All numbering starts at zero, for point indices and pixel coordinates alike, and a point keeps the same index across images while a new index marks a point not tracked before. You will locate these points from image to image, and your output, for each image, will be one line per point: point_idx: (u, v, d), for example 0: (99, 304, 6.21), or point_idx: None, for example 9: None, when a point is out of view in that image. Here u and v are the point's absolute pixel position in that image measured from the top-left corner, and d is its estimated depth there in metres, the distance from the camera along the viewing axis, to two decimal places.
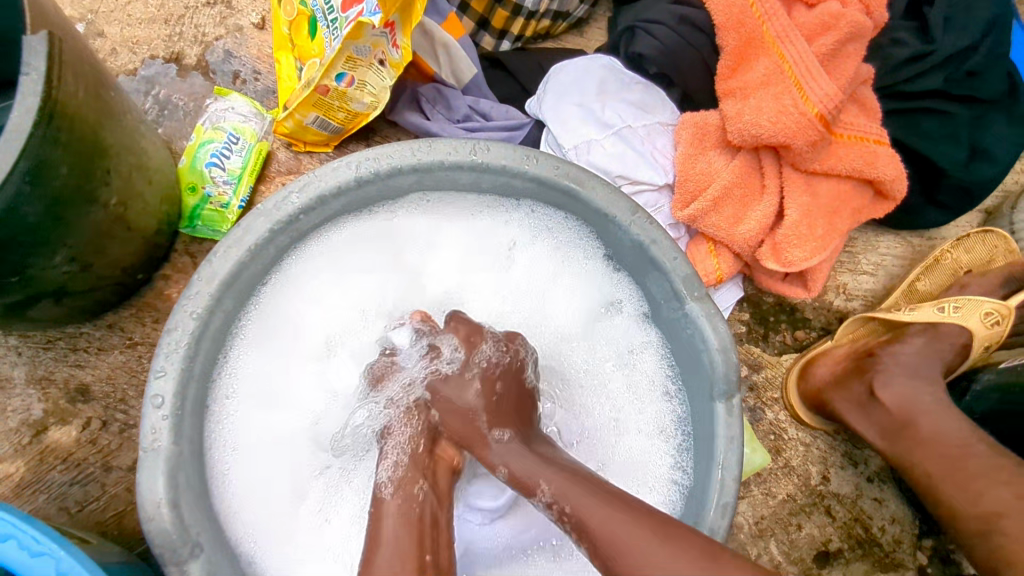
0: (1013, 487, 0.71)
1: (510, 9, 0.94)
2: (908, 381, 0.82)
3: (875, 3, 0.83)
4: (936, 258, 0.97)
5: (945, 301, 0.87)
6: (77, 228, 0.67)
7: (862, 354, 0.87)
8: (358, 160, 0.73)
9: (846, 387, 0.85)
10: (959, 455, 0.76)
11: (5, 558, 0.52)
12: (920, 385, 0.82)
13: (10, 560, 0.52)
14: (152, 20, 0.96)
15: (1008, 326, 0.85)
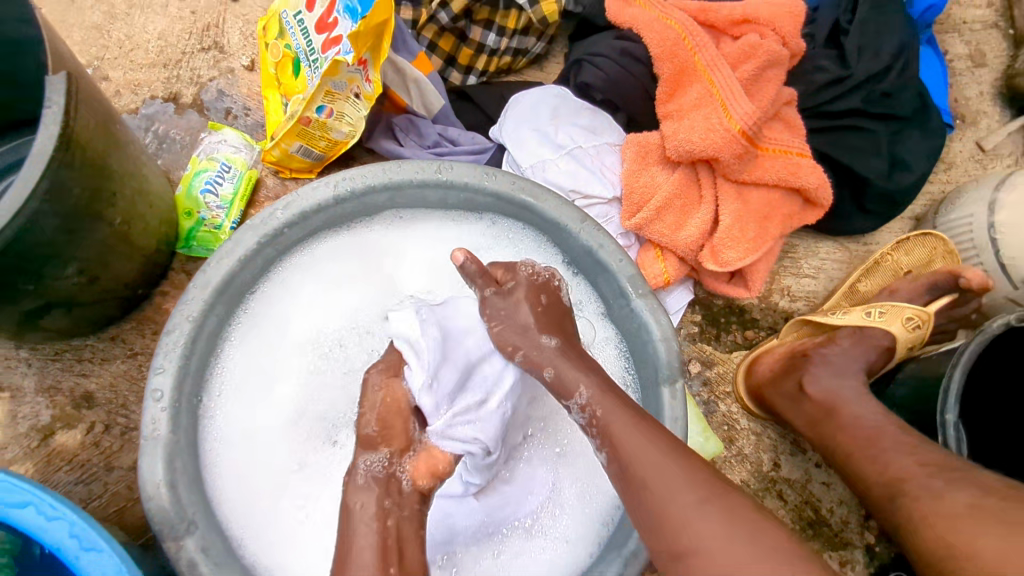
0: (917, 456, 0.73)
1: (473, 48, 1.06)
2: (833, 377, 0.88)
3: (790, 34, 0.94)
4: (876, 261, 1.06)
5: (872, 307, 0.92)
6: (86, 243, 0.76)
7: (796, 354, 0.93)
8: (334, 180, 0.82)
9: (779, 384, 0.91)
10: (874, 434, 0.80)
11: (25, 522, 0.61)
12: (846, 379, 0.88)
13: (29, 523, 0.61)
14: (152, 65, 1.06)
15: (927, 330, 0.91)
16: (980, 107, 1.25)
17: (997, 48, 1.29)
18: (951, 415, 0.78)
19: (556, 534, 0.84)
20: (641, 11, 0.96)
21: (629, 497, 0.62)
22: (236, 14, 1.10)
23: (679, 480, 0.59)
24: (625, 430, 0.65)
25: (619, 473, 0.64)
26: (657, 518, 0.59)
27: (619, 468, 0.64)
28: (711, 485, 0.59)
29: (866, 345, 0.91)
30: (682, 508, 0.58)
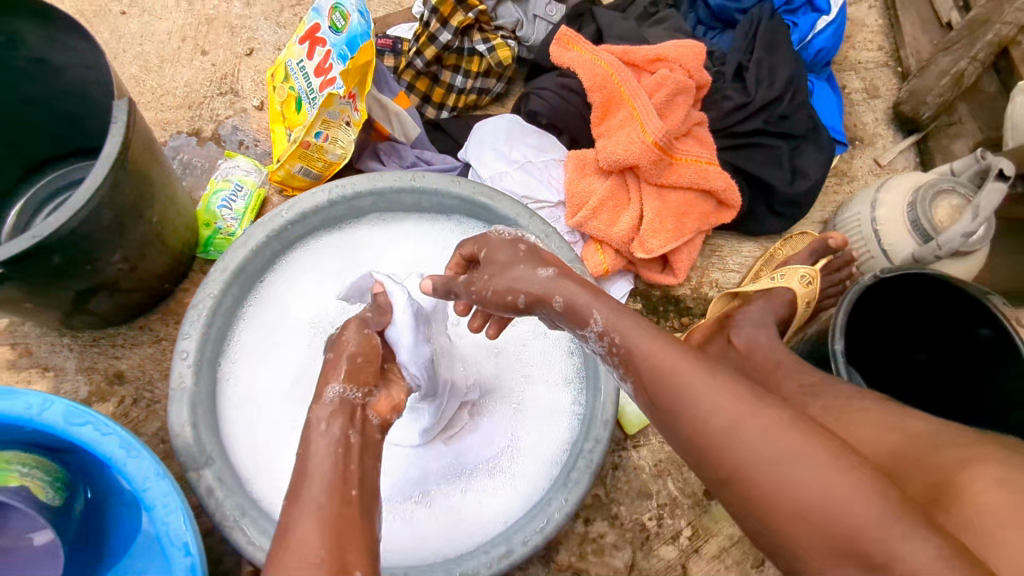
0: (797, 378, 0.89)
1: (444, 88, 1.28)
2: (752, 325, 1.01)
3: (694, 68, 1.17)
4: (772, 253, 1.25)
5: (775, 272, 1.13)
6: (130, 234, 0.95)
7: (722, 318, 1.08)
8: (329, 187, 1.03)
9: (712, 341, 1.04)
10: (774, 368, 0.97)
11: (83, 437, 0.79)
12: (762, 327, 1.01)
13: (86, 437, 0.79)
14: (179, 106, 1.29)
15: (818, 285, 1.10)
16: (875, 131, 1.48)
17: (888, 82, 1.53)
18: (839, 346, 0.97)
19: (513, 473, 1.03)
20: (577, 53, 1.19)
21: (659, 419, 0.67)
22: (249, 65, 1.33)
23: (714, 400, 0.61)
24: (655, 360, 0.67)
25: (646, 400, 0.68)
26: (690, 436, 0.62)
27: (646, 395, 0.68)
28: (746, 402, 0.61)
29: (775, 300, 1.08)
30: (719, 432, 0.60)
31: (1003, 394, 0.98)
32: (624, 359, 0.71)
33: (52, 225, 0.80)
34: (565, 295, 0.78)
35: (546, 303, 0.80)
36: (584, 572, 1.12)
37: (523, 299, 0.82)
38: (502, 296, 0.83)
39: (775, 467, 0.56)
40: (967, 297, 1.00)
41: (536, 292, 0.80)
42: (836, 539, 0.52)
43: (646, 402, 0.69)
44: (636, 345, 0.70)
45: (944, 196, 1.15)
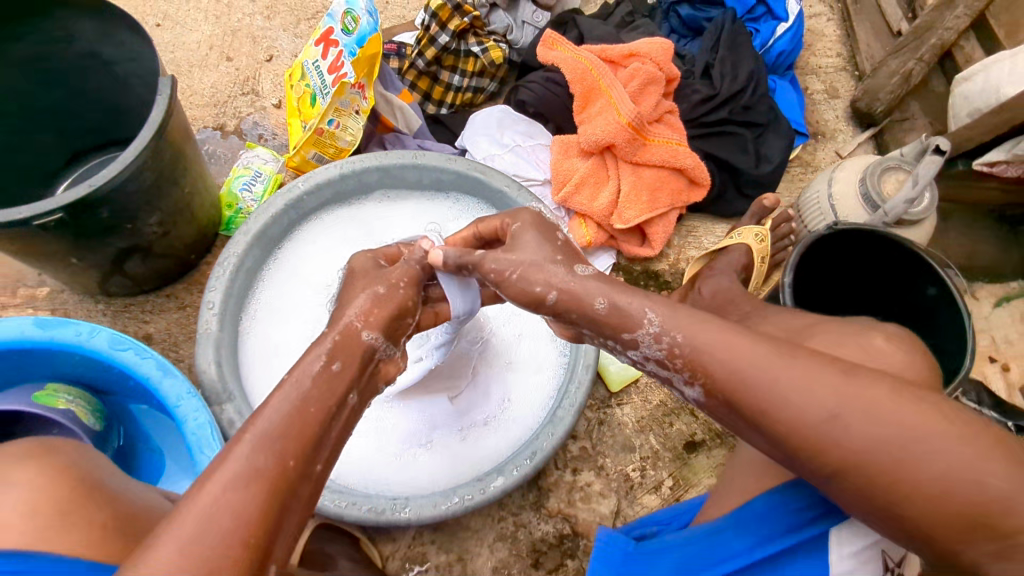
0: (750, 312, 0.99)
1: (443, 86, 1.44)
2: (717, 276, 1.18)
3: (663, 61, 1.32)
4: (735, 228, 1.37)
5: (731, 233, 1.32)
6: (166, 199, 1.08)
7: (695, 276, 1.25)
8: (340, 163, 1.16)
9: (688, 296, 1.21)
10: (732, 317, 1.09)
11: (125, 360, 0.89)
12: (725, 276, 1.17)
13: (127, 361, 0.89)
14: (206, 105, 1.44)
15: (768, 241, 1.30)
16: (836, 126, 1.63)
17: (847, 84, 1.68)
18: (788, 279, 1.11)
19: (507, 419, 1.12)
20: (560, 52, 1.34)
21: (742, 422, 0.61)
22: (269, 70, 1.49)
23: (806, 396, 0.56)
24: (734, 361, 0.59)
25: (725, 405, 0.61)
26: (790, 445, 0.57)
27: (723, 400, 0.61)
28: (840, 391, 0.56)
29: (735, 257, 1.26)
30: (816, 430, 0.55)
31: (944, 343, 1.09)
32: (690, 361, 0.62)
33: (106, 177, 0.93)
34: (611, 287, 0.68)
35: (581, 304, 0.68)
36: (572, 518, 1.18)
37: (553, 299, 0.70)
38: (529, 289, 0.71)
39: (893, 451, 0.53)
40: (913, 257, 1.12)
41: (574, 289, 0.69)
42: (958, 504, 0.52)
43: (727, 410, 0.61)
44: (704, 342, 0.61)
45: (890, 172, 1.28)
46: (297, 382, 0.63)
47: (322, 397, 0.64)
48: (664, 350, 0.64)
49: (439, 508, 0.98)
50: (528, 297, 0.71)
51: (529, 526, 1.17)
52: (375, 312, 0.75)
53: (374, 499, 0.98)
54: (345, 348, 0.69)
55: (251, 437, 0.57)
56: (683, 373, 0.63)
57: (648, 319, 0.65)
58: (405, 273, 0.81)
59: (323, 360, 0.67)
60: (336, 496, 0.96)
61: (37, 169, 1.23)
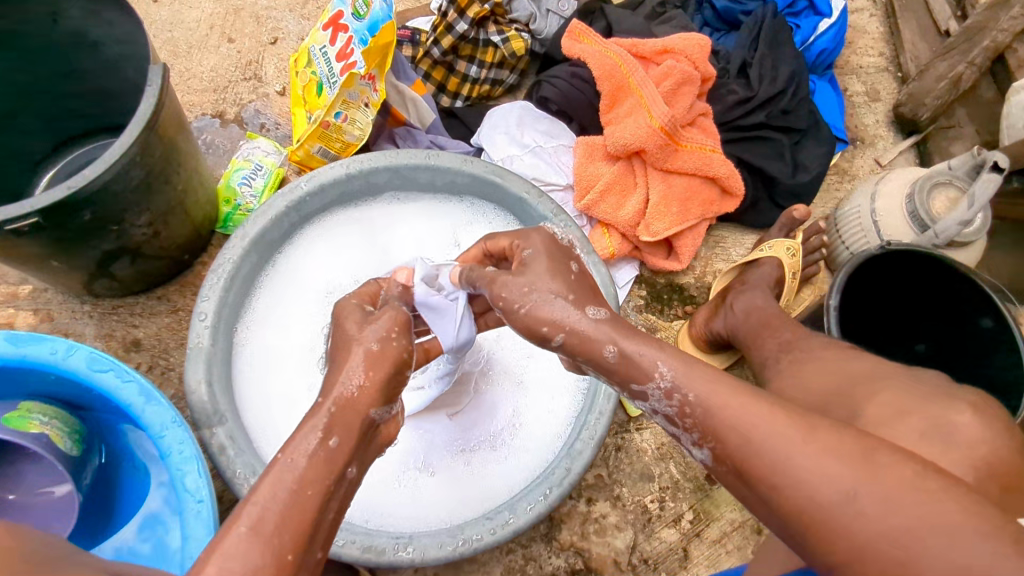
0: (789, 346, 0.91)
1: (460, 77, 1.34)
2: (750, 293, 1.09)
3: (700, 60, 1.22)
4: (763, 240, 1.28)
5: (761, 245, 1.23)
6: (156, 199, 0.99)
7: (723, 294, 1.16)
8: (347, 162, 1.06)
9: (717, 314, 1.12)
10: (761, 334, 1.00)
11: (104, 383, 0.82)
12: (759, 294, 1.08)
13: (107, 384, 0.82)
14: (204, 90, 1.34)
15: (802, 257, 1.21)
16: (875, 132, 1.52)
17: (889, 87, 1.58)
18: (834, 301, 1.04)
19: (516, 446, 1.03)
20: (586, 45, 1.24)
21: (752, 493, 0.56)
22: (273, 53, 1.39)
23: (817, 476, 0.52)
24: (749, 433, 0.56)
25: (733, 472, 0.57)
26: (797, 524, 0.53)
27: (732, 467, 0.57)
28: (856, 470, 0.51)
29: (766, 270, 1.18)
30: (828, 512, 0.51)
31: (996, 381, 1.01)
32: (701, 423, 0.59)
33: (88, 177, 0.84)
34: (628, 335, 0.65)
35: (589, 347, 0.66)
36: (585, 551, 1.11)
37: (560, 339, 0.67)
38: (535, 324, 0.68)
39: (899, 550, 0.49)
40: (970, 286, 1.03)
41: (582, 331, 0.66)
42: None
43: (734, 477, 0.57)
44: (716, 410, 0.58)
45: (940, 188, 1.19)
46: (289, 464, 0.58)
47: (321, 476, 0.59)
48: (676, 409, 0.61)
49: (443, 549, 0.90)
50: (536, 331, 0.69)
51: (539, 560, 1.10)
52: (371, 374, 0.66)
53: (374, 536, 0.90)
54: (347, 418, 0.63)
55: (244, 531, 0.53)
56: (692, 433, 0.60)
57: (660, 371, 0.62)
58: (392, 320, 0.72)
59: (320, 436, 0.61)
60: (332, 532, 0.88)
61: (20, 158, 1.14)
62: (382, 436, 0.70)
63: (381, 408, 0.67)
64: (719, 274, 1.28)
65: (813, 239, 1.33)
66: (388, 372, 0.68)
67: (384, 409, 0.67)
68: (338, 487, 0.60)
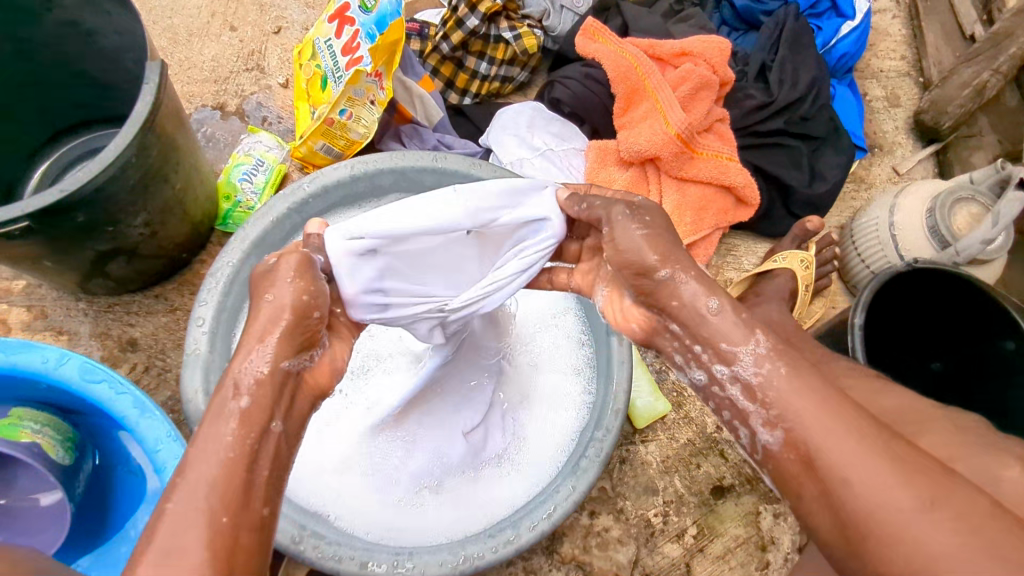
0: None
1: (469, 74, 1.29)
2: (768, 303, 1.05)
3: (719, 64, 1.18)
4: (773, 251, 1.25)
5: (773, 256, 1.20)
6: (153, 200, 0.96)
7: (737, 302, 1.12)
8: (352, 163, 1.03)
9: None
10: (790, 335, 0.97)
11: (98, 394, 0.79)
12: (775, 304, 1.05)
13: (101, 396, 0.79)
14: (205, 80, 1.30)
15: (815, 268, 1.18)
16: (895, 139, 1.48)
17: (910, 92, 1.53)
18: (858, 320, 1.01)
19: (521, 464, 1.00)
20: (601, 44, 1.20)
21: (812, 484, 0.54)
22: (277, 43, 1.35)
23: (888, 484, 0.51)
24: (821, 435, 0.54)
25: (802, 460, 0.55)
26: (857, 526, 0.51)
27: (804, 453, 0.55)
28: (935, 486, 0.51)
29: (781, 281, 1.14)
30: (906, 517, 0.50)
31: (1015, 405, 0.99)
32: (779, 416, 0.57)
33: (81, 179, 0.81)
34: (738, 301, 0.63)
35: (689, 295, 0.64)
36: (587, 565, 1.09)
37: (666, 275, 0.65)
38: (643, 254, 0.66)
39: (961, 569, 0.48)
40: (994, 307, 1.00)
41: (692, 278, 0.64)
42: None
43: (798, 467, 0.56)
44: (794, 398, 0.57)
45: (962, 204, 1.15)
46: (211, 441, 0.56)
47: (240, 438, 0.56)
48: (761, 377, 0.59)
49: (445, 567, 0.86)
50: (642, 259, 0.66)
51: (539, 572, 1.08)
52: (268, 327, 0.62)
53: (373, 551, 0.86)
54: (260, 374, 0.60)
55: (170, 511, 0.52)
56: (768, 410, 0.58)
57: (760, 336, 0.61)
58: (293, 262, 0.66)
59: (229, 396, 0.58)
60: (331, 548, 0.85)
61: (13, 149, 1.10)
62: (306, 389, 0.66)
63: (290, 357, 0.63)
64: (731, 284, 1.25)
65: (825, 250, 1.29)
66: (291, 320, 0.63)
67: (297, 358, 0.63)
68: (261, 447, 0.57)
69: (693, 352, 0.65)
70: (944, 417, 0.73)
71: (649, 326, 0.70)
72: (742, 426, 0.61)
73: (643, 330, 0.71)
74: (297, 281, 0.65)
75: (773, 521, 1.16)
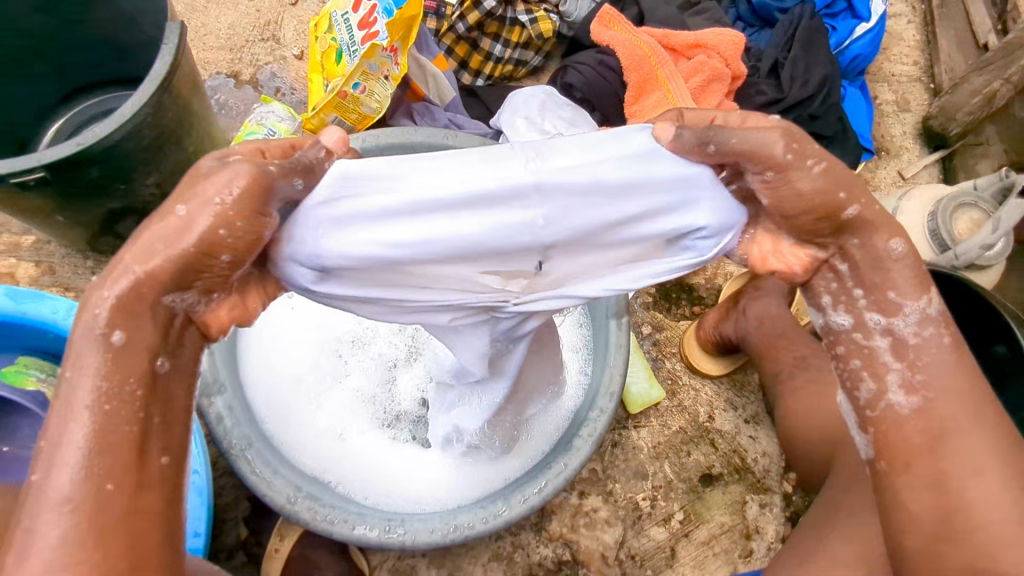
0: None
1: (483, 55, 1.30)
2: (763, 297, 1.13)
3: (732, 57, 1.20)
4: None
5: None
6: (166, 161, 0.97)
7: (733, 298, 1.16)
8: (363, 136, 1.02)
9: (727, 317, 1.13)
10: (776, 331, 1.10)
11: None
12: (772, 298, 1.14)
13: None
14: (220, 48, 1.31)
15: None
16: (902, 143, 1.49)
17: (919, 97, 1.54)
18: None
19: (519, 439, 1.02)
20: (616, 33, 1.22)
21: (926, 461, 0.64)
22: (293, 15, 1.36)
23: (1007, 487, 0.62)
24: (961, 418, 0.64)
25: (930, 440, 0.64)
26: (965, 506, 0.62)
27: (933, 432, 0.64)
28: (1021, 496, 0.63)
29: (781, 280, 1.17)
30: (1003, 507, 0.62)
31: (1005, 409, 1.01)
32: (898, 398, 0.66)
33: (97, 134, 0.82)
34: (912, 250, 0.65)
35: (872, 237, 0.64)
36: (574, 543, 1.12)
37: (854, 212, 0.62)
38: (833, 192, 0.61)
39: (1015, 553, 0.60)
40: (989, 312, 1.02)
41: (876, 218, 0.64)
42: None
43: (923, 442, 0.64)
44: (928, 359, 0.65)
45: (964, 209, 1.16)
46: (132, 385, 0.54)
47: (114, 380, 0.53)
48: (921, 338, 0.65)
49: (435, 534, 0.88)
50: (827, 197, 0.61)
51: (527, 548, 1.10)
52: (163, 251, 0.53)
53: (365, 516, 0.88)
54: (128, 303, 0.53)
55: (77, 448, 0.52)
56: (911, 377, 0.65)
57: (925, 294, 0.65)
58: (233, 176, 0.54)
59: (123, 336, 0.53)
60: (324, 510, 0.86)
61: (28, 106, 1.11)
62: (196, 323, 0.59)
63: (174, 293, 0.55)
64: (731, 279, 1.31)
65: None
66: (185, 251, 0.54)
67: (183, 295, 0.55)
68: (148, 396, 0.55)
69: (847, 293, 0.66)
70: None
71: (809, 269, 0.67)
72: (869, 379, 0.66)
73: (801, 272, 0.67)
74: (222, 207, 0.53)
75: (759, 511, 1.18)
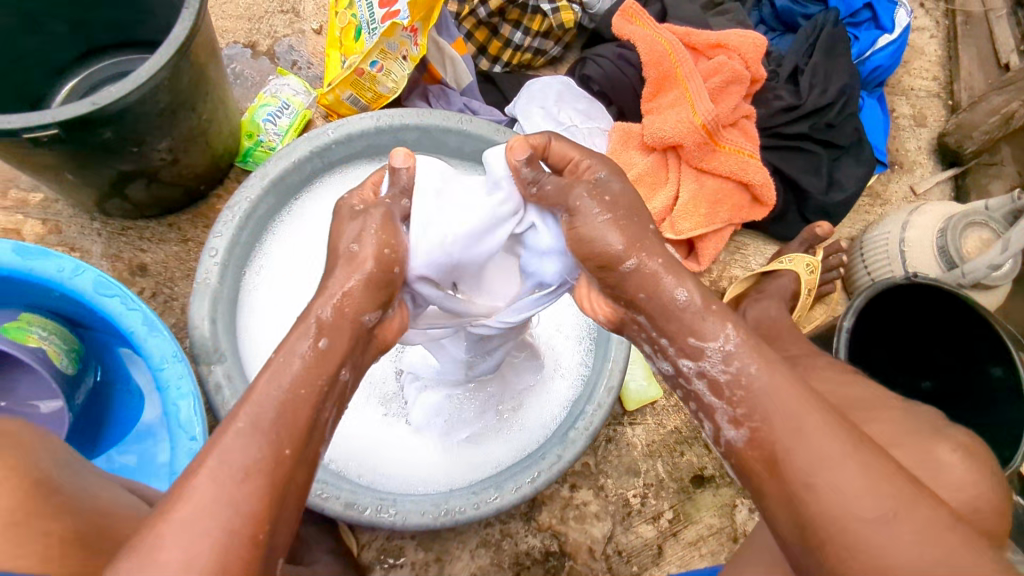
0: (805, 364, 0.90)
1: (502, 42, 1.29)
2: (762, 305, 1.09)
3: (753, 60, 1.19)
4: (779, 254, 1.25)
5: (782, 257, 1.19)
6: (179, 127, 0.97)
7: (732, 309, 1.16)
8: (377, 115, 1.01)
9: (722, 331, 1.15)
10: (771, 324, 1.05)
11: (109, 308, 0.81)
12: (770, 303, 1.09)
13: (112, 309, 0.81)
14: (239, 17, 1.30)
15: (819, 274, 1.18)
16: (916, 158, 1.48)
17: (937, 113, 1.53)
18: (847, 323, 1.05)
19: (515, 426, 1.02)
20: (639, 27, 1.21)
21: (773, 483, 0.58)
22: None
23: (858, 489, 0.55)
24: (789, 436, 0.58)
25: (764, 462, 0.59)
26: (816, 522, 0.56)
27: (768, 452, 0.59)
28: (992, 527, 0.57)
29: (783, 284, 1.16)
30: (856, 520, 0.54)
31: (994, 428, 1.01)
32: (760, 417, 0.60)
33: (113, 95, 0.82)
34: (705, 293, 0.63)
35: (658, 288, 0.63)
36: (563, 535, 1.12)
37: (631, 266, 0.63)
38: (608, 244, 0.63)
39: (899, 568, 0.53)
40: (986, 330, 1.02)
41: (660, 271, 0.63)
42: None
43: (763, 463, 0.59)
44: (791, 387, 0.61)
45: (975, 228, 1.16)
46: (274, 376, 0.56)
47: (311, 377, 0.57)
48: (729, 375, 0.61)
49: (426, 517, 0.88)
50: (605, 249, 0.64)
51: (515, 536, 1.11)
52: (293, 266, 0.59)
53: (359, 494, 0.88)
54: (336, 320, 0.60)
55: (243, 426, 0.54)
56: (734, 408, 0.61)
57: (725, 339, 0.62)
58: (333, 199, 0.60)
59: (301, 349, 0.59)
60: (317, 486, 0.86)
61: (43, 63, 1.11)
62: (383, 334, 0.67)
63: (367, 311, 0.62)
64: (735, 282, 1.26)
65: (832, 257, 1.29)
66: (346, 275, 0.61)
67: (377, 312, 0.63)
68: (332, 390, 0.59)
69: (659, 345, 0.66)
70: (921, 424, 0.75)
71: (616, 320, 0.71)
72: (708, 418, 0.64)
73: (608, 321, 0.71)
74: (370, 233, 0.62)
75: (748, 516, 1.18)
